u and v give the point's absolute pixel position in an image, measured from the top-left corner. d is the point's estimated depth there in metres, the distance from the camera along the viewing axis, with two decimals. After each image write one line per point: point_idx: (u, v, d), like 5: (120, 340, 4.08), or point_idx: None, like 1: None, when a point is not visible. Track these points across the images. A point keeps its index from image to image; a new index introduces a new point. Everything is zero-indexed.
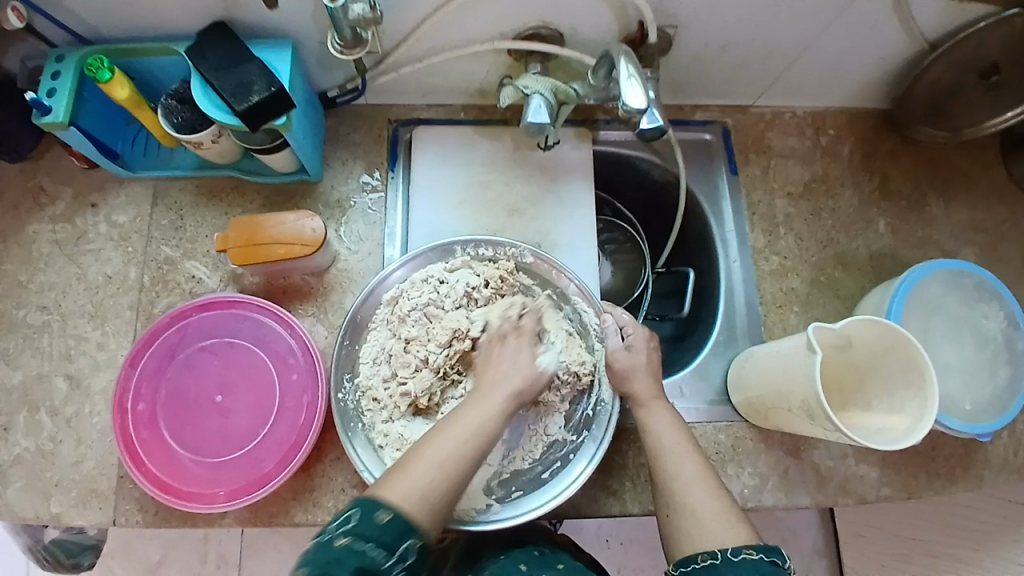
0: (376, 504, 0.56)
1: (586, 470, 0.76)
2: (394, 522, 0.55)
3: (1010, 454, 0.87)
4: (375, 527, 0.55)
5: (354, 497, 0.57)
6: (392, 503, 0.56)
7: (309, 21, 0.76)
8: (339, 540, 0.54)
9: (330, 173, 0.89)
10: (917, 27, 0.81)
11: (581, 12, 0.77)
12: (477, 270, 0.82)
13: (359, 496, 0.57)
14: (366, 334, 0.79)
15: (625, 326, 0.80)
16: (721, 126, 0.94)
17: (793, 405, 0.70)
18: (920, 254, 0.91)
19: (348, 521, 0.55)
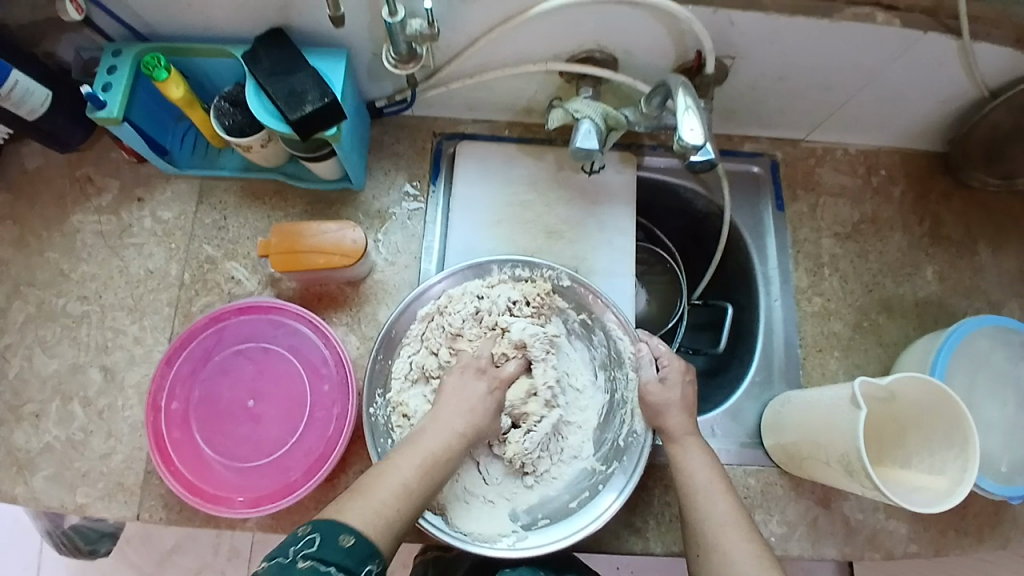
0: (339, 528, 0.57)
1: (612, 505, 0.75)
2: (355, 547, 0.57)
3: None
4: (337, 550, 0.56)
5: (313, 522, 0.58)
6: (354, 529, 0.57)
7: (365, 32, 0.76)
8: (302, 563, 0.54)
9: (372, 183, 0.89)
10: (982, 74, 0.78)
11: (639, 39, 0.75)
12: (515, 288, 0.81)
13: (318, 520, 0.58)
14: (401, 348, 0.79)
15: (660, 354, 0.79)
16: (770, 159, 0.92)
17: (830, 455, 0.68)
18: (968, 304, 0.88)
19: (309, 545, 0.56)
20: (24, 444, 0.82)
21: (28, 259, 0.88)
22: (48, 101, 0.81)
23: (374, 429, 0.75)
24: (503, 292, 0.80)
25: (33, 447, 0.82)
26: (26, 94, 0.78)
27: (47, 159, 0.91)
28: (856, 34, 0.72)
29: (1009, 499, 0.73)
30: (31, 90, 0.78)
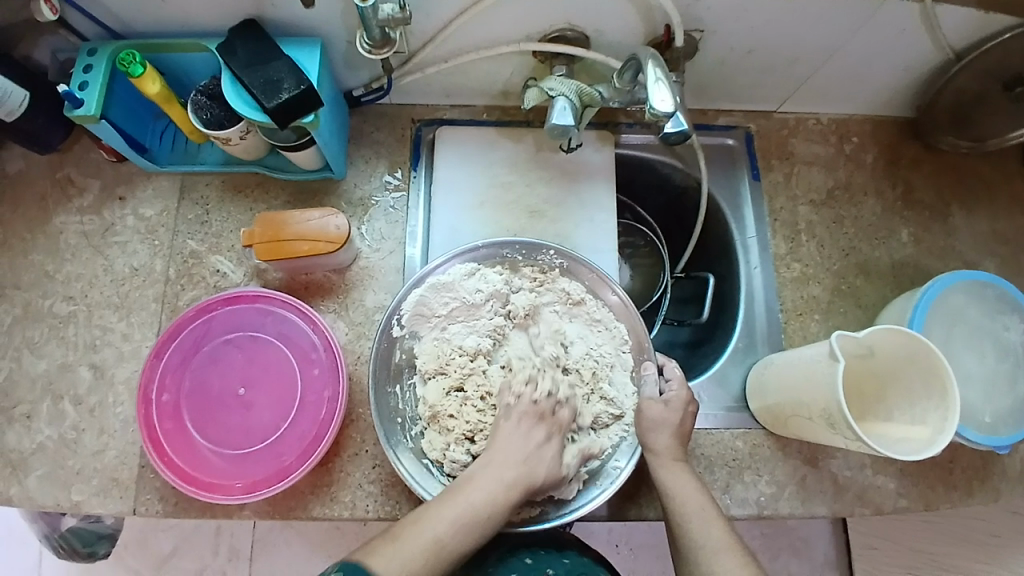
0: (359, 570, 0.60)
1: (532, 519, 0.75)
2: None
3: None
4: None
5: (339, 563, 0.61)
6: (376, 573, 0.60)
7: (338, 21, 0.77)
8: None
9: (353, 172, 0.90)
10: (945, 37, 0.80)
11: (609, 15, 0.76)
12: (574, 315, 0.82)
13: (344, 562, 0.61)
14: (454, 289, 0.80)
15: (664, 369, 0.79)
16: (744, 131, 0.94)
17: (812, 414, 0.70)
18: (944, 265, 0.90)
19: None
20: (17, 445, 0.82)
21: (13, 262, 0.88)
22: (26, 103, 0.82)
23: (377, 347, 0.78)
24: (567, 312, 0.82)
25: (26, 447, 0.82)
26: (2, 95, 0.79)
27: (26, 162, 0.91)
28: (821, 2, 0.74)
29: (996, 449, 0.75)
30: (9, 90, 0.79)
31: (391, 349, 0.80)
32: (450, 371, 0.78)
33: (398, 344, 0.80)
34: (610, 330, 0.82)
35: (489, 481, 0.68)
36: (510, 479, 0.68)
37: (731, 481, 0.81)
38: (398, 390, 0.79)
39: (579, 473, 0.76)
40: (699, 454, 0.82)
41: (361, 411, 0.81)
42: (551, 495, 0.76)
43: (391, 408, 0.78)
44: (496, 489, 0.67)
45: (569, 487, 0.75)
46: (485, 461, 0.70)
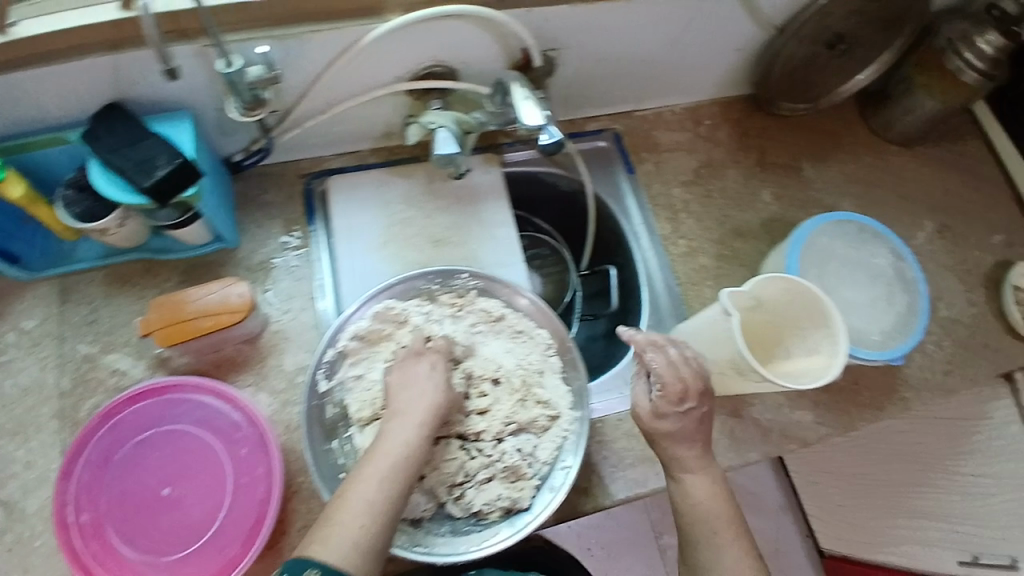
0: (305, 563, 0.56)
1: (498, 538, 0.75)
2: None
3: (926, 373, 0.98)
4: None
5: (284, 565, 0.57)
6: (322, 561, 0.57)
7: (206, 92, 0.76)
8: None
9: (247, 237, 0.88)
10: (764, 15, 0.91)
11: (469, 46, 0.81)
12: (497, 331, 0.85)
13: (288, 562, 0.58)
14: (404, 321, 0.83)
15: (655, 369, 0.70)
16: (613, 133, 1.03)
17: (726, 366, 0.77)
18: (806, 213, 1.02)
19: None
20: None
21: None
22: None
23: (307, 406, 0.77)
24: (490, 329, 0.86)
25: None
26: None
27: None
28: (652, 6, 0.83)
29: (892, 361, 0.85)
30: None
31: (322, 405, 0.78)
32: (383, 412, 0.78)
33: (328, 398, 0.79)
34: (532, 339, 0.85)
35: (400, 425, 0.68)
36: (420, 421, 0.69)
37: None
38: (335, 445, 0.77)
39: (531, 482, 0.78)
40: (637, 432, 0.88)
41: (303, 478, 0.79)
42: (507, 509, 0.77)
43: (332, 465, 0.76)
44: (410, 434, 0.67)
45: (522, 495, 0.77)
46: (393, 413, 0.70)
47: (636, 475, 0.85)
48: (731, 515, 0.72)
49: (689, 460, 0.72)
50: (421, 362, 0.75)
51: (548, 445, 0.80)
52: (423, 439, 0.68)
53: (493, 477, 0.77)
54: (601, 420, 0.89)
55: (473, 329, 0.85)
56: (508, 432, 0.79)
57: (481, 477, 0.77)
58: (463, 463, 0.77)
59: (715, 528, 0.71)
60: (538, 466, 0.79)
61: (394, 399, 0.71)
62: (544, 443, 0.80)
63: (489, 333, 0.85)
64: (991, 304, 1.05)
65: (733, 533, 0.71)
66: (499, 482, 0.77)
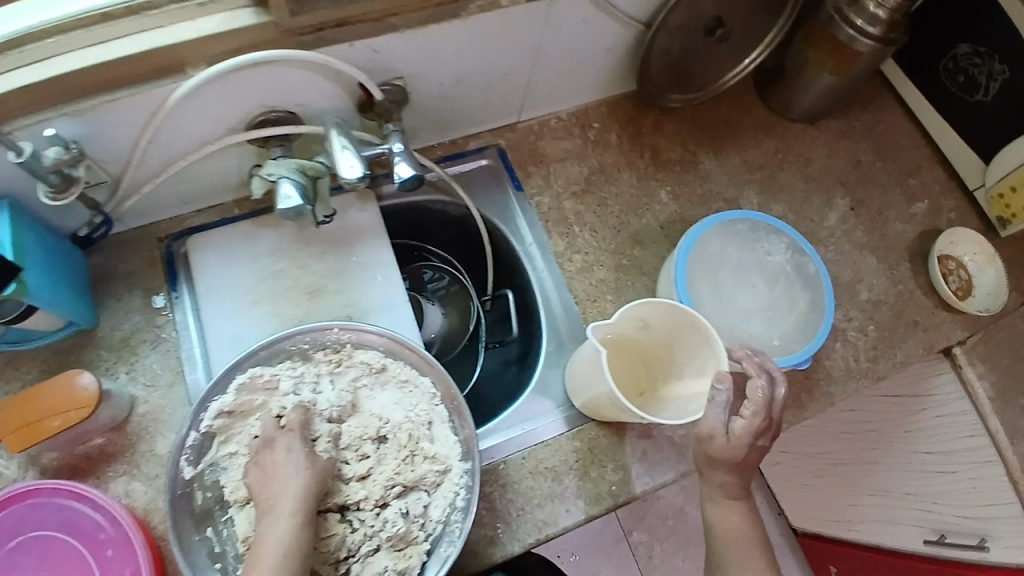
0: None
1: None
2: None
3: (854, 363, 0.93)
4: None
5: None
6: None
7: (20, 175, 0.71)
8: None
9: (106, 314, 0.83)
10: (624, 13, 0.86)
11: (299, 88, 0.76)
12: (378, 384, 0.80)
13: None
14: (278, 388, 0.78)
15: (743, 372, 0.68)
16: (496, 148, 0.97)
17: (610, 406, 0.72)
18: (705, 209, 0.97)
19: None
20: None
21: None
22: None
23: (169, 498, 0.70)
24: (370, 383, 0.80)
25: None
26: None
27: None
28: (493, 23, 0.77)
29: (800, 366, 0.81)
30: None
31: (190, 493, 0.73)
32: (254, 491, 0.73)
33: (197, 484, 0.74)
34: (415, 388, 0.79)
35: (275, 521, 0.67)
36: (292, 509, 0.67)
37: (580, 483, 0.83)
38: (210, 533, 0.73)
39: (420, 548, 0.73)
40: (543, 470, 0.83)
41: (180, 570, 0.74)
42: None
43: (207, 554, 0.71)
44: (286, 527, 0.66)
45: (410, 564, 0.72)
46: (263, 507, 0.69)
47: (543, 516, 0.81)
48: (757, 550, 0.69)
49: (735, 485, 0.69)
50: (284, 445, 0.72)
51: (438, 503, 0.75)
52: (296, 530, 0.66)
53: (379, 548, 0.73)
54: (504, 462, 0.82)
55: (355, 385, 0.80)
56: (392, 496, 0.75)
57: (366, 550, 0.72)
58: (345, 538, 0.72)
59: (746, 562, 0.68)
60: (427, 528, 0.74)
61: (262, 494, 0.69)
62: (434, 502, 0.75)
63: (369, 386, 0.80)
64: (918, 278, 0.99)
65: (765, 565, 0.68)
66: (386, 552, 0.72)
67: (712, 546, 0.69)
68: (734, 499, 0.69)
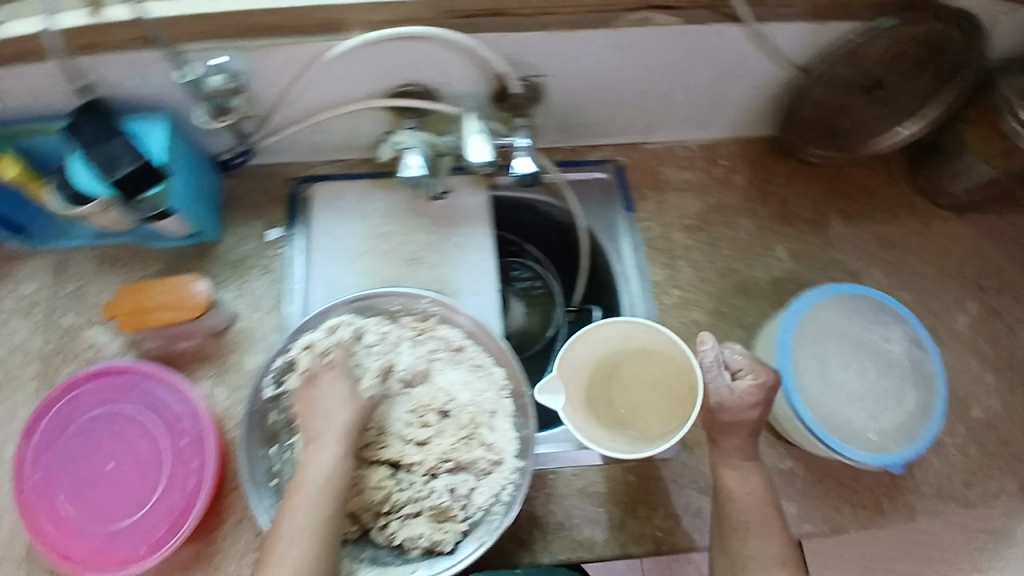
0: None
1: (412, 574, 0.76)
2: None
3: (945, 481, 0.87)
4: None
5: None
6: None
7: (181, 95, 0.77)
8: None
9: (228, 234, 0.91)
10: (783, 53, 0.81)
11: (442, 67, 0.77)
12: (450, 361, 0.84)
13: None
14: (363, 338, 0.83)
15: (733, 365, 0.75)
16: (615, 164, 0.96)
17: (593, 431, 0.79)
18: (825, 277, 0.93)
19: None
20: None
21: None
22: None
23: (249, 411, 0.78)
24: (445, 359, 0.84)
25: None
26: None
27: None
28: (648, 38, 0.75)
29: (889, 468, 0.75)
30: None
31: (265, 412, 0.80)
32: None
33: (274, 405, 0.81)
34: (484, 375, 0.83)
35: (320, 451, 0.70)
36: (337, 440, 0.71)
37: (626, 518, 0.84)
38: (274, 451, 0.80)
39: (457, 526, 0.78)
40: (592, 492, 0.85)
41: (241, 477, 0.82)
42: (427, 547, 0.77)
43: (266, 471, 0.78)
44: (332, 457, 0.70)
45: (443, 536, 0.77)
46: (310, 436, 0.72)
47: (581, 538, 0.83)
48: (776, 530, 0.74)
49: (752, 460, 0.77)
50: (341, 381, 0.75)
51: (479, 490, 0.79)
52: (340, 463, 0.70)
53: (420, 513, 0.78)
54: (554, 471, 0.85)
55: (433, 355, 0.84)
56: (442, 470, 0.79)
57: (407, 512, 0.78)
58: (391, 494, 0.78)
59: (766, 538, 0.73)
60: (468, 509, 0.79)
61: (308, 424, 0.73)
62: (478, 488, 0.79)
63: (443, 362, 0.84)
64: None
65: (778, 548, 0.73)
66: (425, 519, 0.78)
67: (724, 516, 0.75)
68: (746, 463, 0.77)
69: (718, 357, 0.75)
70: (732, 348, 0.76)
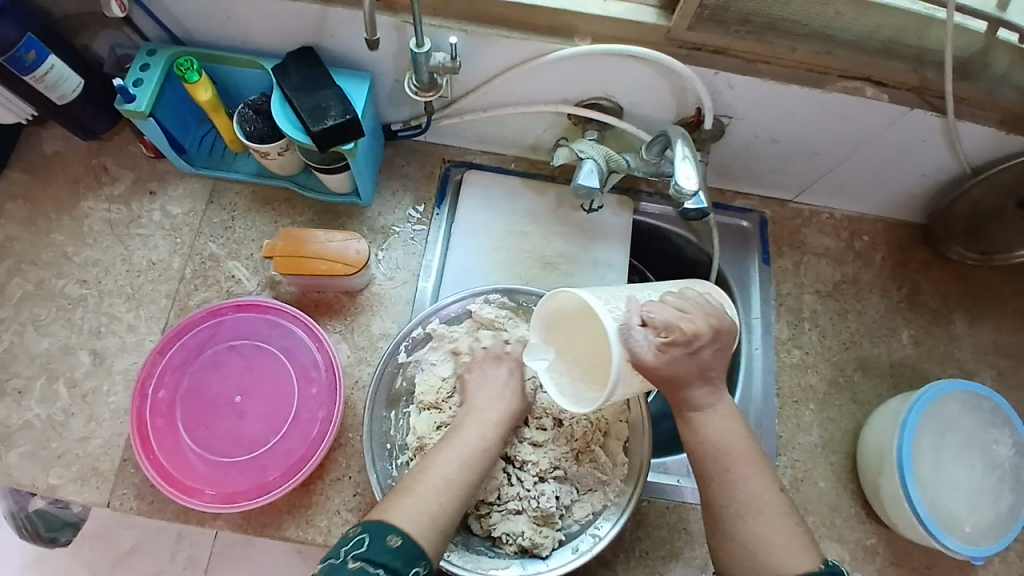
0: (386, 528, 0.61)
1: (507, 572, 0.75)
2: (403, 547, 0.60)
3: None
4: (386, 549, 0.60)
5: (362, 523, 0.62)
6: (401, 529, 0.61)
7: (391, 62, 0.81)
8: (353, 563, 0.58)
9: (379, 200, 0.93)
10: (963, 151, 0.83)
11: (641, 90, 0.80)
12: None
13: (366, 522, 0.62)
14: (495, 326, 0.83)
15: (651, 319, 0.65)
16: (758, 216, 0.97)
17: (577, 385, 0.72)
18: (941, 370, 0.92)
19: (359, 544, 0.60)
20: (4, 419, 0.82)
21: (35, 238, 0.90)
22: (79, 90, 0.85)
23: (382, 369, 0.78)
24: None
25: (12, 422, 0.82)
26: (59, 80, 0.82)
27: (66, 145, 0.94)
28: (847, 107, 0.78)
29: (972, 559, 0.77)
30: (66, 76, 0.82)
31: (394, 374, 0.80)
32: (433, 402, 0.79)
33: (401, 370, 0.81)
34: None
35: (486, 422, 0.72)
36: (496, 419, 0.72)
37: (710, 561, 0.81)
38: (392, 416, 0.80)
39: (556, 534, 0.76)
40: (681, 528, 0.82)
41: (350, 436, 0.81)
42: (524, 548, 0.76)
43: (383, 432, 0.78)
44: (489, 431, 0.71)
45: (542, 542, 0.76)
46: (469, 406, 0.74)
47: (662, 570, 0.80)
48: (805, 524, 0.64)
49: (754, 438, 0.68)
50: (499, 366, 0.78)
51: (582, 503, 0.78)
52: (488, 441, 0.70)
53: (523, 513, 0.77)
54: (648, 500, 0.83)
55: None
56: (552, 475, 0.78)
57: (512, 508, 0.76)
58: (500, 486, 0.77)
59: (770, 516, 0.64)
60: (568, 519, 0.78)
61: (473, 394, 0.75)
62: (581, 501, 0.78)
63: None
64: None
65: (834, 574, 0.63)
66: (527, 520, 0.76)
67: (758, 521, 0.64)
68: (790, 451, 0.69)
69: (635, 313, 0.66)
70: (664, 296, 0.69)
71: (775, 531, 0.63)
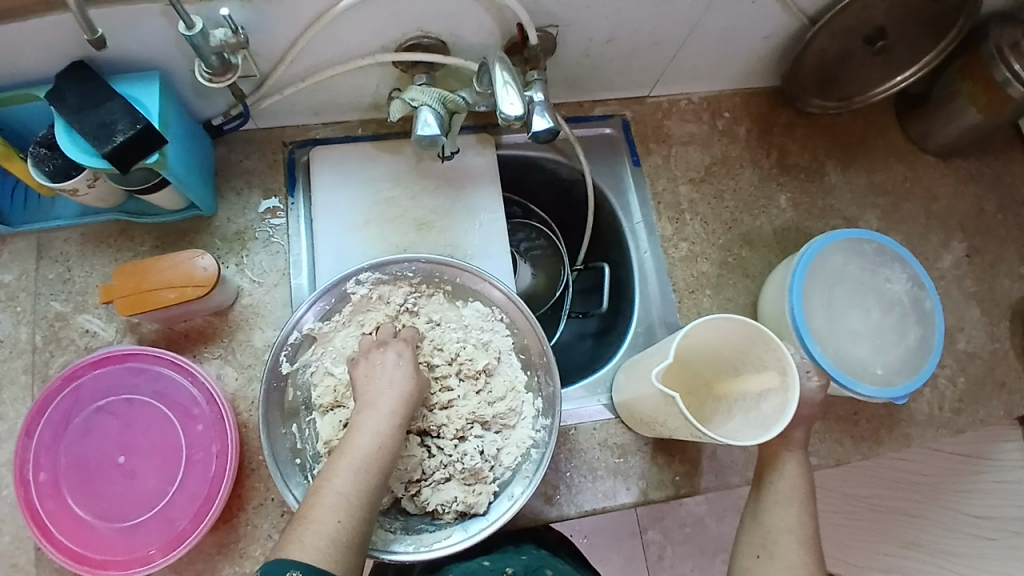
0: (285, 564, 0.54)
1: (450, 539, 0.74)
2: None
3: (940, 411, 0.90)
4: None
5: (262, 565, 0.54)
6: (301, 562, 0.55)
7: (174, 52, 0.73)
8: None
9: (225, 206, 0.86)
10: (797, 3, 0.82)
11: (457, 19, 0.75)
12: (464, 331, 0.81)
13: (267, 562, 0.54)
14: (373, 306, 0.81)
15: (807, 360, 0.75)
16: (620, 120, 0.95)
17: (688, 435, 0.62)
18: (824, 224, 0.94)
19: None
20: None
21: None
22: None
23: (268, 386, 0.74)
24: (457, 330, 0.81)
25: None
26: None
27: None
28: None
29: (894, 400, 0.79)
30: None
31: (283, 387, 0.77)
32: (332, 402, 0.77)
33: (290, 381, 0.78)
34: (503, 349, 0.81)
35: (370, 409, 0.66)
36: (390, 409, 0.66)
37: (645, 467, 0.83)
38: (294, 429, 0.77)
39: (489, 487, 0.76)
40: (610, 444, 0.83)
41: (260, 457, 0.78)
42: (465, 511, 0.76)
43: (289, 448, 0.76)
44: (379, 424, 0.65)
45: (479, 499, 0.75)
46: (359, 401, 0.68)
47: (604, 489, 0.81)
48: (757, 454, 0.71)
49: (797, 440, 0.75)
50: (386, 351, 0.72)
51: (509, 449, 0.78)
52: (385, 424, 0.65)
53: (451, 478, 0.76)
54: (575, 427, 0.84)
55: (443, 326, 0.81)
56: (471, 432, 0.78)
57: (439, 477, 0.76)
58: (422, 461, 0.76)
59: (780, 498, 0.73)
60: (500, 468, 0.78)
61: (363, 392, 0.68)
62: (507, 450, 0.78)
63: (463, 326, 0.82)
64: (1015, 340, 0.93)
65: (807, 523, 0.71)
66: (457, 483, 0.76)
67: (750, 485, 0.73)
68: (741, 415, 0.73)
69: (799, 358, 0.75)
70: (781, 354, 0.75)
71: (782, 518, 0.72)
